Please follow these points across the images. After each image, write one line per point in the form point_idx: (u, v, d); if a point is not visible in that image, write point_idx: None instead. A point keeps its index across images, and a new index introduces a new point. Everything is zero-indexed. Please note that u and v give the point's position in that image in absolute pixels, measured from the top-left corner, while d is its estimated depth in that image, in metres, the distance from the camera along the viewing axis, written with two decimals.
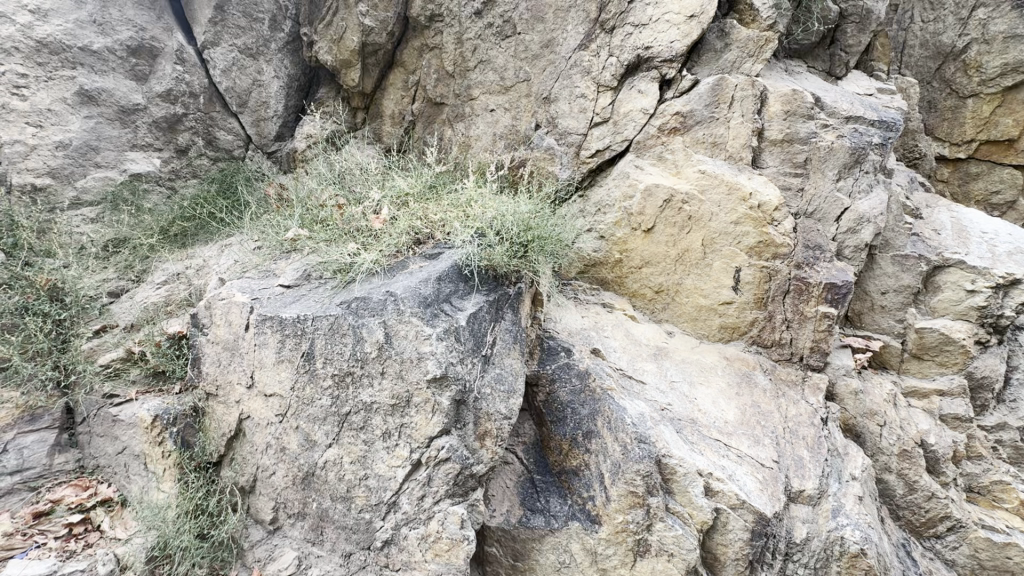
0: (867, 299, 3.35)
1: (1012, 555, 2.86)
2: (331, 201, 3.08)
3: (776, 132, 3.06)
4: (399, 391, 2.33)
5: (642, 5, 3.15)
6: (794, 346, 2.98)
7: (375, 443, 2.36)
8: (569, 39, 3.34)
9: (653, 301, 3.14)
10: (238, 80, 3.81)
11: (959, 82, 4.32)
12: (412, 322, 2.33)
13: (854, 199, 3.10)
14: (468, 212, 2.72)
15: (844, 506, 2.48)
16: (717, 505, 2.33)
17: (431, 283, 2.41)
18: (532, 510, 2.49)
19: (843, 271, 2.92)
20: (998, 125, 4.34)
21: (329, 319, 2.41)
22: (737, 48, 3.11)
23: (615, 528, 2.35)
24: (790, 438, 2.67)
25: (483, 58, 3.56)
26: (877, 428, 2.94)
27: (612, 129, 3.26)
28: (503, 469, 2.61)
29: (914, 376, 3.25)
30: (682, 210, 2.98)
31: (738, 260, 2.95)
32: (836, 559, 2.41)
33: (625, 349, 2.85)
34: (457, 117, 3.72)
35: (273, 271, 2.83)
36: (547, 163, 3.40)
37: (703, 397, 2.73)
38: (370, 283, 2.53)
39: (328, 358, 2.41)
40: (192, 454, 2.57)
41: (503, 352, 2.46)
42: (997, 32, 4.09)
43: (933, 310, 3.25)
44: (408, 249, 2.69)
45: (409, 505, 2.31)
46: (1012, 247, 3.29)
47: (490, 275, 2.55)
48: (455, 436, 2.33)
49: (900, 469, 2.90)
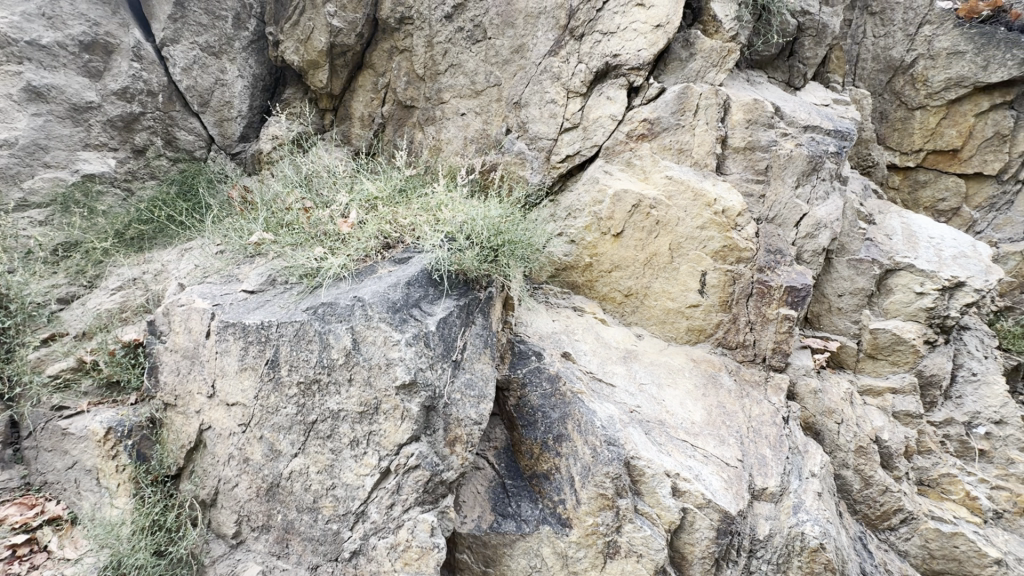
0: (824, 301, 3.45)
1: (959, 543, 2.99)
2: (297, 204, 3.02)
3: (738, 139, 3.15)
4: (367, 398, 2.29)
5: (610, 13, 3.22)
6: (758, 347, 3.06)
7: (343, 451, 2.31)
8: (539, 45, 3.37)
9: (622, 305, 3.18)
10: (200, 79, 3.70)
11: (907, 95, 4.55)
12: (380, 327, 2.30)
13: (812, 205, 3.22)
14: (438, 215, 2.70)
15: (804, 503, 2.56)
16: (684, 504, 2.38)
17: (400, 288, 2.38)
18: (503, 515, 2.48)
19: (802, 274, 3.04)
20: (944, 136, 4.57)
21: (295, 325, 2.35)
22: (701, 58, 3.22)
23: (585, 530, 2.36)
24: (753, 437, 2.74)
25: (453, 62, 3.55)
26: (835, 425, 3.06)
27: (582, 135, 3.30)
28: (474, 475, 2.59)
29: (868, 375, 3.39)
30: (649, 215, 3.04)
31: (704, 264, 3.02)
32: (797, 554, 2.49)
33: (595, 352, 2.88)
34: (428, 120, 3.69)
35: (236, 276, 2.74)
36: (519, 168, 3.41)
37: (671, 399, 2.78)
38: (338, 288, 2.49)
39: (293, 365, 2.35)
40: (149, 468, 2.46)
41: (473, 357, 2.45)
42: (941, 48, 4.34)
43: (886, 311, 3.41)
44: (377, 253, 2.66)
45: (378, 514, 2.27)
46: (956, 252, 3.50)
47: (461, 280, 2.54)
48: (425, 442, 2.31)
49: (857, 465, 3.02)
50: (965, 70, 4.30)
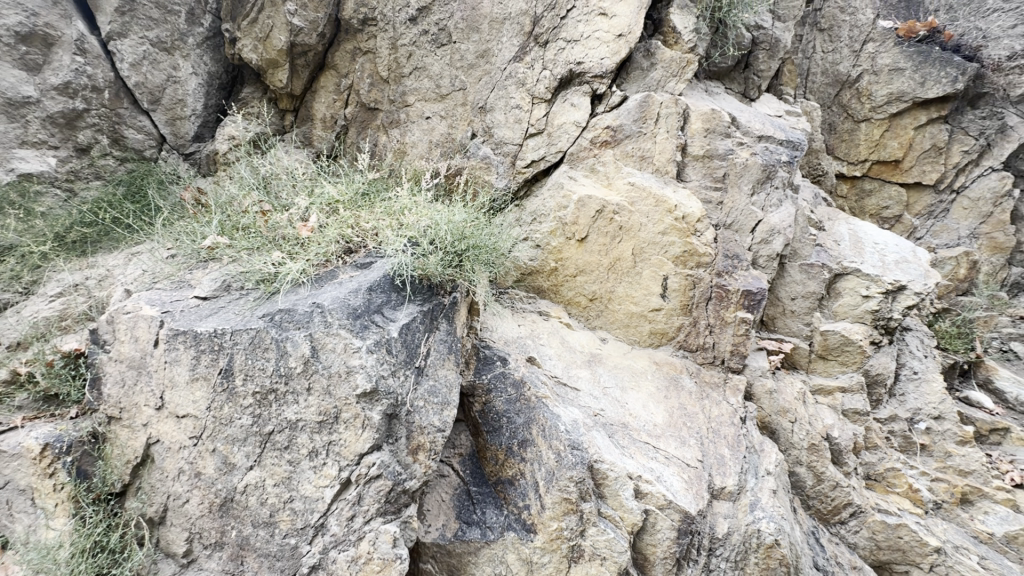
0: (778, 305, 3.59)
1: (903, 534, 3.14)
2: (254, 207, 2.92)
3: (697, 147, 3.25)
4: (327, 407, 2.23)
5: (574, 21, 3.27)
6: (717, 349, 3.15)
7: (301, 462, 2.24)
8: (504, 50, 3.38)
9: (587, 309, 3.21)
10: (151, 75, 3.53)
11: (853, 107, 4.79)
12: (340, 334, 2.25)
13: (767, 212, 3.34)
14: (402, 220, 2.66)
15: (760, 500, 2.64)
16: (646, 506, 2.41)
17: (361, 293, 2.33)
18: (468, 523, 2.46)
19: (757, 279, 3.15)
20: (888, 147, 4.81)
21: (250, 332, 2.27)
22: (662, 67, 3.30)
23: (549, 536, 2.35)
24: (713, 437, 2.81)
25: (418, 65, 3.52)
26: (789, 424, 3.17)
27: (547, 140, 3.33)
28: (438, 482, 2.56)
29: (819, 375, 3.54)
30: (613, 220, 3.08)
31: (665, 269, 3.08)
32: (754, 550, 2.56)
33: (560, 356, 2.91)
34: (392, 123, 3.64)
35: (188, 281, 2.63)
36: (484, 173, 3.41)
37: (634, 402, 2.83)
38: (296, 293, 2.42)
39: (248, 374, 2.25)
40: (91, 485, 2.31)
41: (437, 363, 2.42)
42: (884, 64, 4.59)
43: (835, 313, 3.58)
44: (338, 258, 2.61)
45: (338, 527, 2.20)
46: (898, 257, 3.70)
47: (424, 285, 2.50)
48: (387, 451, 2.27)
49: (810, 462, 3.14)
50: (905, 86, 4.56)
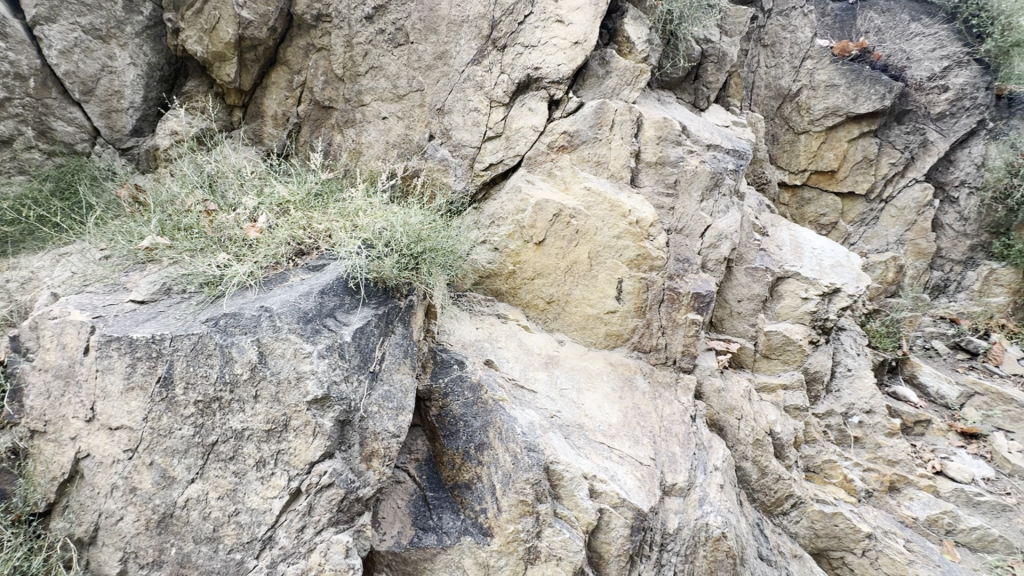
0: (726, 306, 3.74)
1: (839, 522, 3.34)
2: (198, 206, 2.78)
3: (650, 154, 3.35)
4: (275, 415, 2.15)
5: (531, 27, 3.31)
6: (669, 350, 3.24)
7: (247, 473, 2.14)
8: (462, 53, 3.37)
9: (544, 311, 3.24)
10: (83, 64, 3.30)
11: (794, 120, 5.08)
12: (289, 339, 2.18)
13: (714, 217, 3.47)
14: (355, 222, 2.60)
15: (708, 495, 2.74)
16: (601, 505, 2.45)
17: (312, 297, 2.27)
18: (424, 529, 2.42)
19: (706, 282, 3.27)
20: (824, 158, 5.12)
21: (192, 338, 2.16)
22: (616, 76, 3.39)
23: (505, 538, 2.35)
24: (664, 436, 2.89)
25: (374, 64, 3.46)
26: (735, 421, 3.31)
27: (505, 144, 3.34)
28: (394, 489, 2.51)
29: (764, 373, 3.71)
30: (570, 224, 3.14)
31: (620, 272, 3.15)
32: (703, 544, 2.65)
33: (518, 358, 2.92)
34: (347, 122, 3.56)
35: (123, 284, 2.47)
36: (442, 175, 3.38)
37: (590, 403, 2.87)
38: (243, 297, 2.33)
39: (190, 382, 2.14)
40: (9, 506, 2.13)
41: (392, 368, 2.38)
42: (821, 80, 4.91)
43: (778, 314, 3.77)
44: (289, 260, 2.53)
45: (287, 539, 2.11)
46: (833, 261, 3.95)
47: (379, 288, 2.46)
48: (339, 459, 2.21)
49: (755, 456, 3.29)
50: (839, 101, 4.89)
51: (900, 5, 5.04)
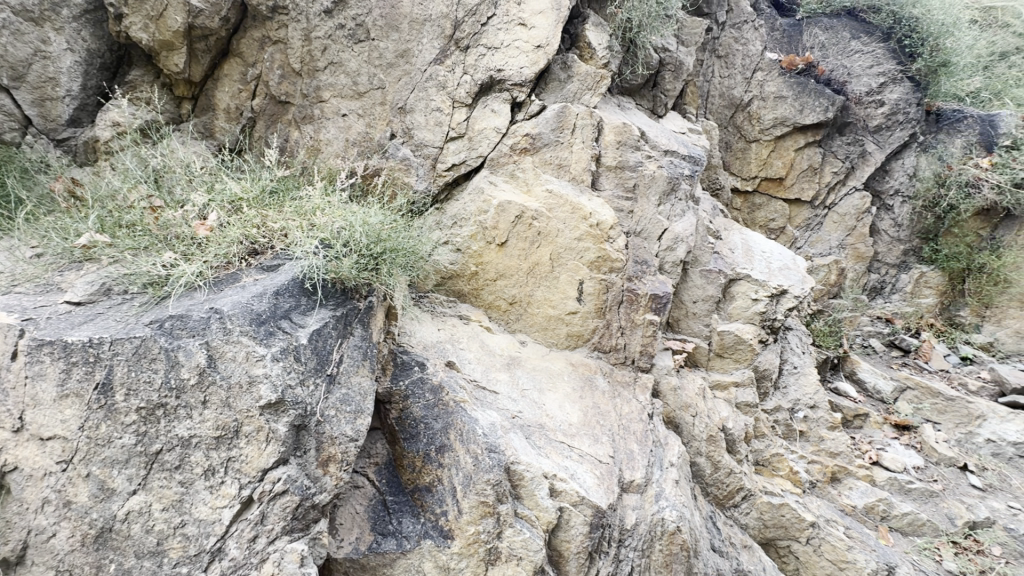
0: (682, 307, 3.86)
1: (785, 512, 3.51)
2: (141, 201, 2.64)
3: (610, 158, 3.43)
4: (225, 421, 2.06)
5: (494, 28, 3.31)
6: (628, 350, 3.32)
7: (195, 482, 2.04)
8: (424, 52, 3.34)
9: (506, 312, 3.25)
10: (13, 47, 3.10)
11: (746, 128, 5.31)
12: (241, 342, 2.10)
13: (671, 221, 3.58)
14: (312, 221, 2.54)
15: (664, 490, 2.82)
16: (561, 503, 2.48)
17: (266, 298, 2.20)
18: (383, 534, 2.38)
19: (663, 283, 3.37)
20: (773, 166, 5.38)
21: (134, 341, 2.03)
22: (578, 80, 3.45)
23: (466, 540, 2.34)
24: (623, 434, 2.96)
25: (333, 60, 3.38)
26: (690, 418, 3.42)
27: (467, 145, 3.34)
28: (352, 494, 2.46)
29: (717, 371, 3.84)
30: (532, 226, 3.16)
31: (581, 273, 3.20)
32: (659, 538, 2.71)
33: (480, 360, 2.92)
34: (305, 118, 3.47)
35: (57, 284, 2.31)
36: (403, 174, 3.34)
37: (551, 403, 2.90)
38: (191, 298, 2.23)
39: (131, 388, 2.01)
40: None
41: (350, 371, 2.33)
42: (770, 92, 5.16)
43: (730, 315, 3.93)
44: (241, 260, 2.44)
45: (238, 550, 2.02)
46: (781, 263, 4.15)
47: (338, 288, 2.41)
48: (294, 465, 2.15)
49: (708, 452, 3.40)
50: (787, 112, 5.15)
51: (842, 23, 5.33)
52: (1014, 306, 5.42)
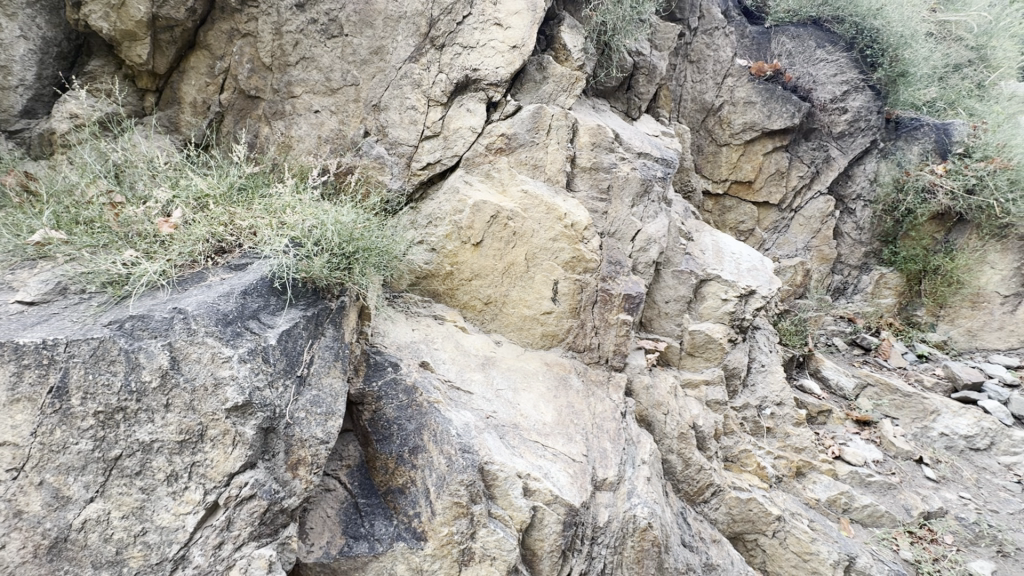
0: (655, 307, 3.93)
1: (753, 506, 3.61)
2: (100, 197, 2.53)
3: (585, 160, 3.47)
4: (189, 424, 1.99)
5: (470, 27, 3.31)
6: (601, 349, 3.35)
7: (157, 488, 1.96)
8: (399, 49, 3.31)
9: (481, 312, 3.24)
10: None
11: (717, 132, 5.44)
12: (206, 343, 2.04)
13: (644, 222, 3.63)
14: (282, 219, 2.49)
15: (636, 488, 2.86)
16: (535, 503, 2.49)
17: (233, 298, 2.15)
18: (355, 537, 2.35)
19: (636, 283, 3.42)
20: (743, 170, 5.52)
21: (91, 343, 1.95)
22: (553, 81, 3.48)
23: (439, 541, 2.32)
24: (596, 432, 2.99)
25: (305, 55, 3.32)
26: (663, 416, 3.48)
27: (442, 144, 3.32)
28: (323, 498, 2.42)
29: (688, 370, 3.92)
30: (507, 226, 3.16)
31: (556, 273, 3.22)
32: (631, 535, 2.74)
33: (454, 360, 2.90)
34: (275, 114, 3.39)
35: (7, 284, 2.20)
36: (377, 173, 3.29)
37: (526, 402, 2.91)
38: (153, 298, 2.15)
39: (88, 392, 1.92)
40: None
41: (321, 372, 2.30)
42: (740, 97, 5.30)
43: (701, 314, 4.01)
44: (207, 258, 2.37)
45: (203, 557, 1.96)
46: (750, 265, 4.26)
47: (309, 288, 2.37)
48: (262, 469, 2.10)
49: (679, 449, 3.47)
50: (756, 117, 5.30)
51: (808, 32, 5.49)
52: (965, 306, 5.72)
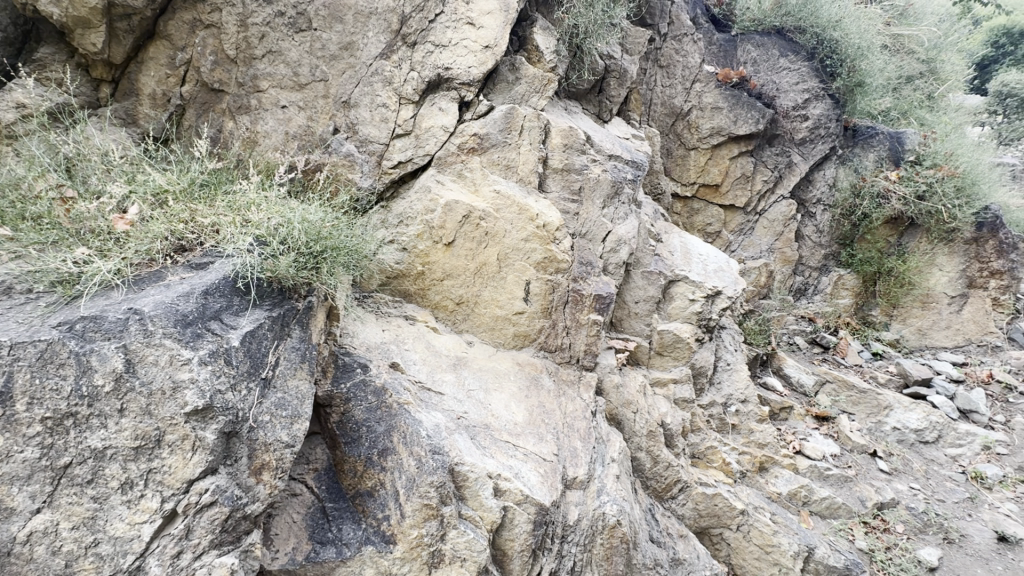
0: (625, 307, 3.99)
1: (718, 501, 3.70)
2: (49, 191, 2.40)
3: (557, 161, 3.50)
4: (145, 430, 1.91)
5: (442, 26, 3.29)
6: (572, 349, 3.38)
7: (110, 497, 1.87)
8: (369, 46, 3.26)
9: (453, 313, 3.23)
10: None
11: (685, 136, 5.57)
12: (164, 345, 1.97)
13: (615, 224, 3.68)
14: (247, 217, 2.42)
15: (606, 486, 2.90)
16: (505, 503, 2.49)
17: (193, 298, 2.08)
18: (322, 542, 2.30)
19: (606, 284, 3.47)
20: (710, 173, 5.67)
21: (38, 345, 1.83)
22: (526, 82, 3.49)
23: (409, 544, 2.29)
24: (567, 431, 3.02)
25: (272, 48, 3.23)
26: (632, 415, 3.53)
27: (414, 142, 3.29)
28: (289, 503, 2.37)
29: (657, 369, 4.00)
30: (479, 226, 3.15)
31: (528, 274, 3.23)
32: (600, 532, 2.78)
33: (425, 361, 2.88)
34: (240, 108, 3.29)
35: None
36: (347, 171, 3.23)
37: (497, 402, 2.91)
38: (106, 298, 2.06)
39: (34, 397, 1.80)
40: None
41: (287, 374, 2.24)
42: (707, 102, 5.44)
43: (670, 314, 4.10)
44: (167, 257, 2.29)
45: (160, 568, 1.88)
46: (716, 266, 4.37)
47: (274, 288, 2.31)
48: (223, 475, 2.03)
49: (648, 447, 3.53)
50: (723, 122, 5.44)
51: (772, 41, 5.68)
52: (916, 306, 6.01)
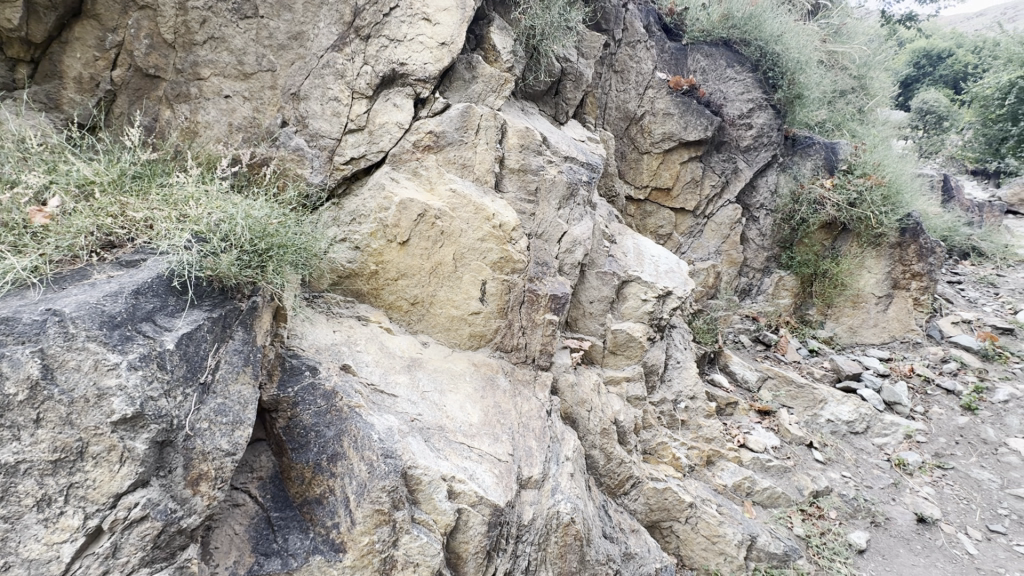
0: (580, 307, 4.04)
1: (668, 495, 3.82)
2: None
3: (513, 161, 3.50)
4: (65, 442, 1.76)
5: (396, 20, 3.22)
6: (528, 349, 3.40)
7: (23, 516, 1.69)
8: (321, 37, 3.16)
9: (408, 313, 3.17)
10: None
11: (638, 140, 5.71)
12: (87, 349, 1.82)
13: (570, 224, 3.73)
14: (184, 212, 2.27)
15: (560, 485, 2.93)
16: (459, 505, 2.46)
17: (122, 298, 1.94)
18: (266, 554, 2.20)
19: (562, 284, 3.51)
20: (662, 177, 5.84)
21: None
22: (482, 82, 3.47)
23: (359, 552, 2.22)
24: (522, 431, 3.02)
25: (214, 34, 3.06)
26: (586, 413, 3.59)
27: (367, 138, 3.20)
28: (231, 514, 2.25)
29: (611, 368, 4.07)
30: (434, 225, 3.11)
31: (484, 274, 3.21)
32: (554, 530, 2.80)
33: (378, 362, 2.81)
34: (178, 96, 3.10)
35: None
36: (296, 165, 3.11)
37: (452, 404, 2.88)
38: (20, 298, 1.87)
39: None
40: None
41: (228, 379, 2.13)
42: (660, 108, 5.60)
43: (623, 314, 4.19)
44: (92, 253, 2.12)
45: None
46: (667, 267, 4.51)
47: (214, 288, 2.18)
48: (156, 487, 1.90)
49: (602, 444, 3.59)
50: (674, 127, 5.62)
51: (719, 52, 5.92)
52: (847, 306, 6.43)
